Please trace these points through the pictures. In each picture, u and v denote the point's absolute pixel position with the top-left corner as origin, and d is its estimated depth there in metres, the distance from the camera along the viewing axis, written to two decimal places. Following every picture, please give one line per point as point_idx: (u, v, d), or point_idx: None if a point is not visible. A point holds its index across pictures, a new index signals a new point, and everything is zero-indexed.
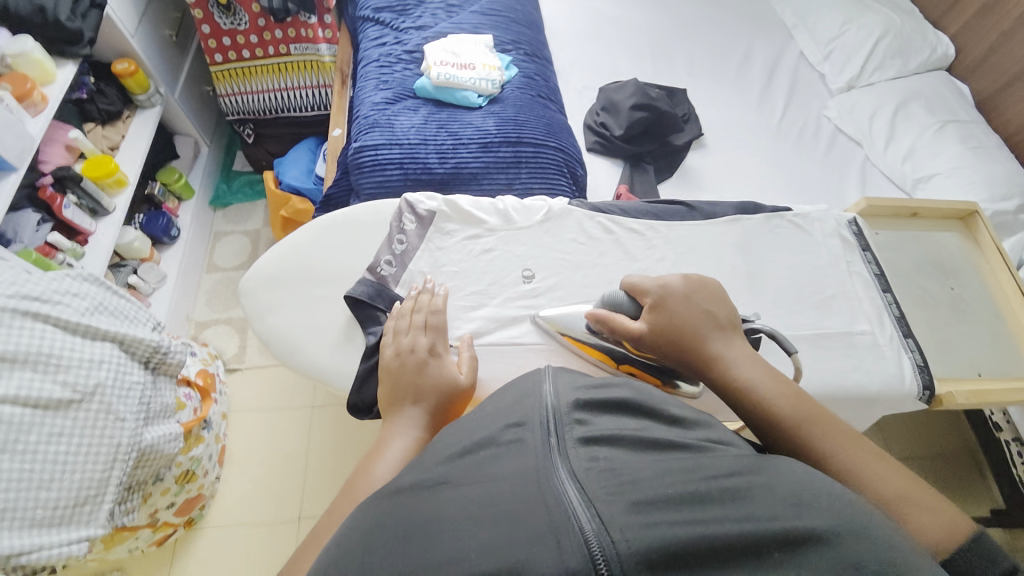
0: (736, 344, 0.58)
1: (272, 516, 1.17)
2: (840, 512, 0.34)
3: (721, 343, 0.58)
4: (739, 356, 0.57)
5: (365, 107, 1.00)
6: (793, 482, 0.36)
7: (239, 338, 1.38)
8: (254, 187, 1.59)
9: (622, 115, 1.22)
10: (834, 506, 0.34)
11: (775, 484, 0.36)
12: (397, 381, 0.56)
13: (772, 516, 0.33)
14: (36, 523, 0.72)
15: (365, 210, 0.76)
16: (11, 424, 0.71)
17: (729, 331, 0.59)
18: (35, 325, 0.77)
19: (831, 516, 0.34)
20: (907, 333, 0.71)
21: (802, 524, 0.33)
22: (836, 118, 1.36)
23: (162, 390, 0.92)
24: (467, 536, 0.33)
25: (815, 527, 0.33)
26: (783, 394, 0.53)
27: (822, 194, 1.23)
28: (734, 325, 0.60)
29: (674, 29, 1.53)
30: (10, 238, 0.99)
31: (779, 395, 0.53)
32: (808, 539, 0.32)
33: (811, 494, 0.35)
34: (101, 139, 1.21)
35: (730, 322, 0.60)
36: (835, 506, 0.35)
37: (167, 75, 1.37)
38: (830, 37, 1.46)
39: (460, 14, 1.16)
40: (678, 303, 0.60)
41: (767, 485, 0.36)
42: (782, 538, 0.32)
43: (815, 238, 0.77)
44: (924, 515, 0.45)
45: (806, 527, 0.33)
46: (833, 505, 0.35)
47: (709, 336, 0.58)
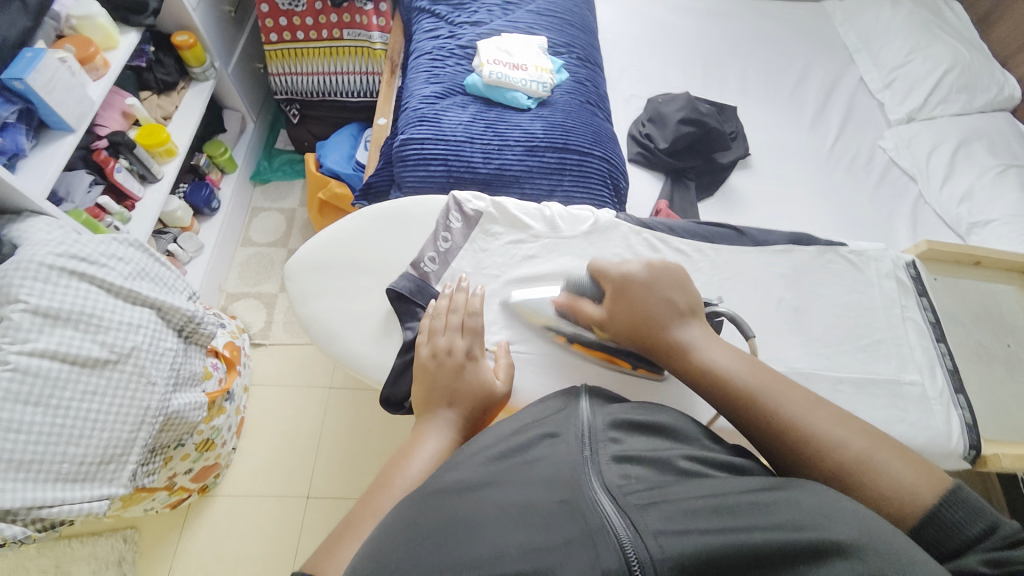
0: (696, 327, 0.59)
1: (282, 490, 1.19)
2: (870, 528, 0.33)
3: (681, 326, 0.59)
4: (699, 338, 0.57)
5: (414, 99, 1.00)
6: (820, 499, 0.36)
7: (267, 314, 1.40)
8: (294, 166, 1.62)
9: (668, 128, 1.19)
10: (861, 521, 0.34)
11: (802, 499, 0.36)
12: (433, 382, 0.56)
13: (800, 527, 0.33)
14: (62, 477, 0.74)
15: (413, 205, 0.76)
16: (47, 377, 0.73)
17: (691, 315, 0.60)
18: (80, 284, 0.79)
19: (857, 528, 0.33)
20: (957, 388, 0.68)
21: (828, 534, 0.33)
22: (892, 150, 1.30)
23: (192, 358, 0.94)
24: (504, 534, 0.34)
25: (841, 538, 0.32)
26: (746, 371, 0.53)
27: (869, 228, 1.18)
28: (695, 309, 0.61)
29: (727, 43, 1.49)
30: (62, 197, 1.01)
31: (741, 373, 0.53)
32: (836, 551, 0.32)
33: (836, 510, 0.34)
34: (156, 108, 1.24)
35: (691, 305, 0.60)
36: (865, 522, 0.34)
37: (223, 50, 1.40)
38: (894, 65, 1.40)
39: (516, 12, 1.15)
40: (637, 288, 0.61)
41: (794, 499, 0.36)
42: (805, 547, 0.32)
43: (868, 277, 0.74)
44: (900, 471, 0.45)
45: (835, 539, 0.32)
46: (861, 521, 0.34)
47: (668, 320, 0.59)
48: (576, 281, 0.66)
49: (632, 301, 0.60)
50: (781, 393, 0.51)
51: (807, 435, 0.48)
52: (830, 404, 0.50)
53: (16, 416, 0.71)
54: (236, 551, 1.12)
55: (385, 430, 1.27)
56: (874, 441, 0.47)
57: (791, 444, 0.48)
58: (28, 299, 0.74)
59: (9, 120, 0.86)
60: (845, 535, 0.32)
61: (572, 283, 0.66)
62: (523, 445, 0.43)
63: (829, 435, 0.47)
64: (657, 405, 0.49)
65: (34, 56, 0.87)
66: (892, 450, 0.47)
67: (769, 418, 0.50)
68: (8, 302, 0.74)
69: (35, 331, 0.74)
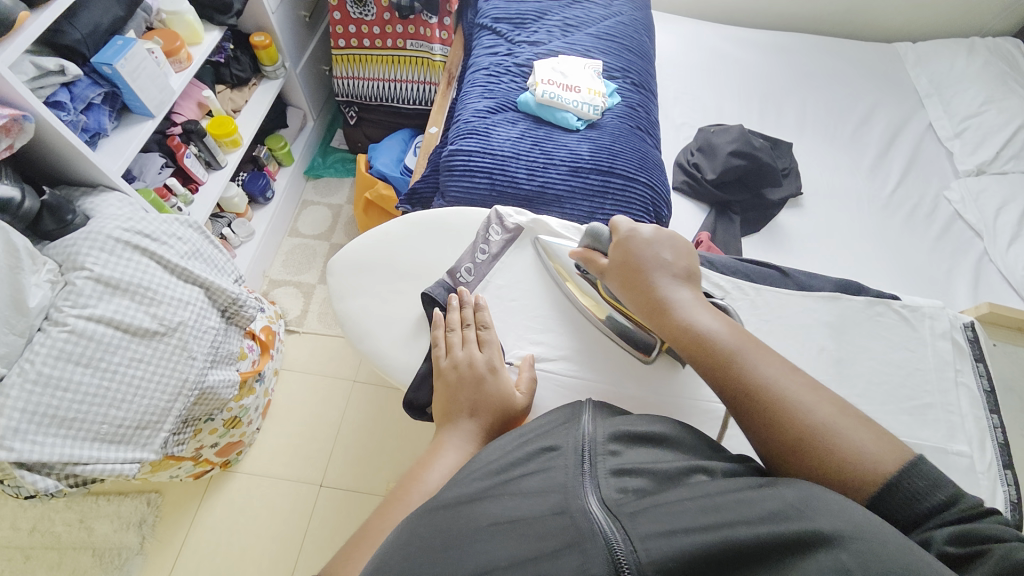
0: (686, 289, 0.60)
1: (298, 475, 1.22)
2: (855, 520, 0.33)
3: (671, 285, 0.60)
4: (687, 300, 0.58)
5: (467, 112, 1.03)
6: (803, 493, 0.35)
7: (304, 303, 1.46)
8: (346, 165, 1.70)
9: (718, 159, 1.17)
10: (847, 514, 0.34)
11: (785, 493, 0.36)
12: (454, 394, 0.57)
13: (782, 519, 0.34)
14: (101, 437, 0.79)
15: (454, 215, 0.78)
16: (100, 342, 0.79)
17: (685, 278, 0.61)
18: (141, 259, 0.85)
19: (841, 520, 0.33)
20: (1010, 466, 0.63)
21: (811, 525, 0.33)
22: (958, 202, 1.23)
23: (231, 338, 1.00)
24: (496, 541, 0.35)
25: (823, 528, 0.32)
26: (723, 330, 0.54)
27: (926, 283, 1.11)
28: (691, 274, 0.62)
29: (788, 79, 1.46)
30: (135, 176, 1.11)
31: (717, 331, 0.54)
32: (817, 541, 0.32)
33: (820, 503, 0.34)
34: (227, 101, 1.33)
35: (688, 269, 0.62)
36: (853, 516, 0.34)
37: (294, 52, 1.48)
38: (967, 114, 1.34)
39: (575, 35, 1.17)
40: (638, 244, 0.63)
41: (777, 494, 0.36)
42: (785, 538, 0.32)
43: (920, 335, 0.70)
44: (861, 439, 0.45)
45: (815, 529, 0.32)
46: (844, 512, 0.34)
47: (662, 277, 0.61)
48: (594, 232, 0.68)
49: (631, 257, 0.63)
50: (754, 352, 0.52)
51: (776, 392, 0.48)
52: (801, 371, 0.50)
53: (65, 374, 0.76)
54: (247, 529, 1.15)
55: (402, 430, 1.29)
56: (836, 409, 0.47)
57: (756, 395, 0.49)
58: (92, 267, 0.81)
59: (95, 101, 0.95)
60: (828, 525, 0.33)
61: (590, 233, 0.68)
62: (525, 455, 0.44)
63: (795, 393, 0.48)
64: (663, 415, 0.49)
65: (123, 44, 0.94)
66: (855, 420, 0.46)
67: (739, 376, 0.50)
68: (75, 268, 0.81)
69: (94, 298, 0.80)
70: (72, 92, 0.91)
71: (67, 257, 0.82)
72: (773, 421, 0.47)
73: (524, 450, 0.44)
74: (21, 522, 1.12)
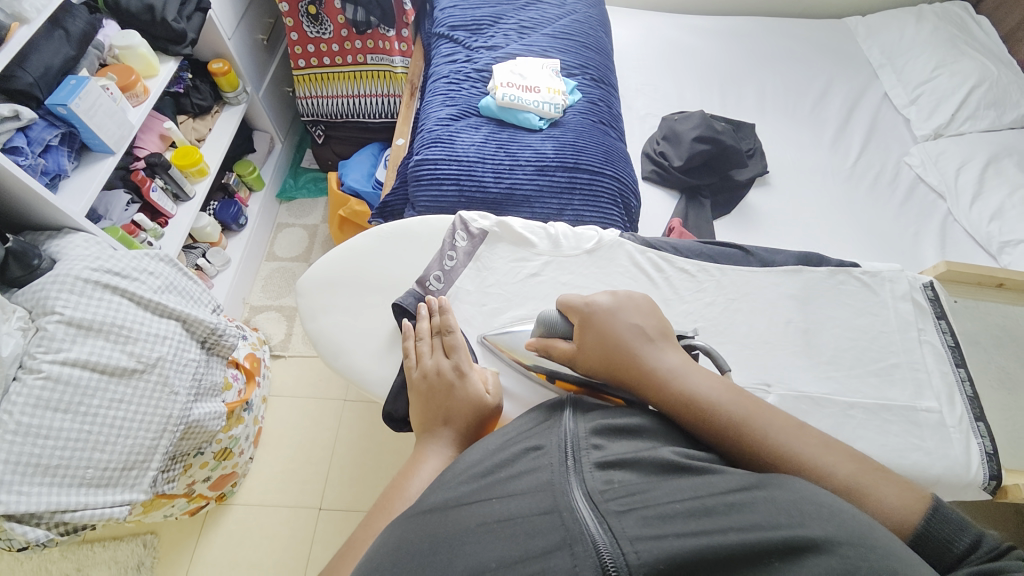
0: (669, 352, 0.53)
1: (296, 500, 1.21)
2: (845, 525, 0.34)
3: (654, 352, 0.53)
4: (677, 364, 0.51)
5: (430, 121, 1.03)
6: (795, 496, 0.36)
7: (287, 327, 1.45)
8: (318, 184, 1.69)
9: (683, 146, 1.19)
10: (838, 520, 0.34)
11: (777, 495, 0.36)
12: (429, 401, 0.57)
13: (774, 525, 0.33)
14: (87, 482, 0.78)
15: (421, 224, 0.78)
16: (78, 386, 0.77)
17: (661, 340, 0.54)
18: (112, 297, 0.84)
19: (832, 525, 0.33)
20: (979, 417, 0.65)
21: (803, 531, 0.33)
22: (918, 167, 1.26)
23: (213, 369, 0.99)
24: (486, 546, 0.34)
25: (817, 535, 0.32)
26: (726, 398, 0.48)
27: (893, 250, 1.14)
28: (665, 334, 0.56)
29: (746, 61, 1.49)
30: (100, 215, 1.08)
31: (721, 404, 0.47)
32: (809, 547, 0.32)
33: (814, 508, 0.35)
34: (191, 131, 1.31)
35: (661, 330, 0.56)
36: (842, 519, 0.34)
37: (254, 76, 1.47)
38: (920, 81, 1.38)
39: (531, 36, 1.18)
40: (602, 320, 0.56)
41: (770, 497, 0.36)
42: (778, 544, 0.32)
43: (882, 298, 0.72)
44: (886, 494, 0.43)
45: (807, 535, 0.32)
46: (835, 517, 0.34)
47: (638, 346, 0.53)
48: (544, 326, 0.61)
49: (601, 327, 0.56)
50: (763, 416, 0.47)
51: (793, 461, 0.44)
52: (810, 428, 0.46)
53: (46, 422, 0.74)
54: (250, 559, 1.14)
55: (396, 444, 1.28)
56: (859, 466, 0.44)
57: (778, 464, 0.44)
58: (63, 310, 0.79)
59: (53, 142, 0.93)
60: (820, 532, 0.33)
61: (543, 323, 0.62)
62: (509, 458, 0.43)
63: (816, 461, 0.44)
64: (642, 410, 0.49)
65: (77, 84, 0.93)
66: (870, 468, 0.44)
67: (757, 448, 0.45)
68: (45, 312, 0.79)
69: (68, 341, 0.78)
70: (28, 136, 0.89)
71: (37, 302, 0.80)
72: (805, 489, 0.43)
73: (510, 451, 0.44)
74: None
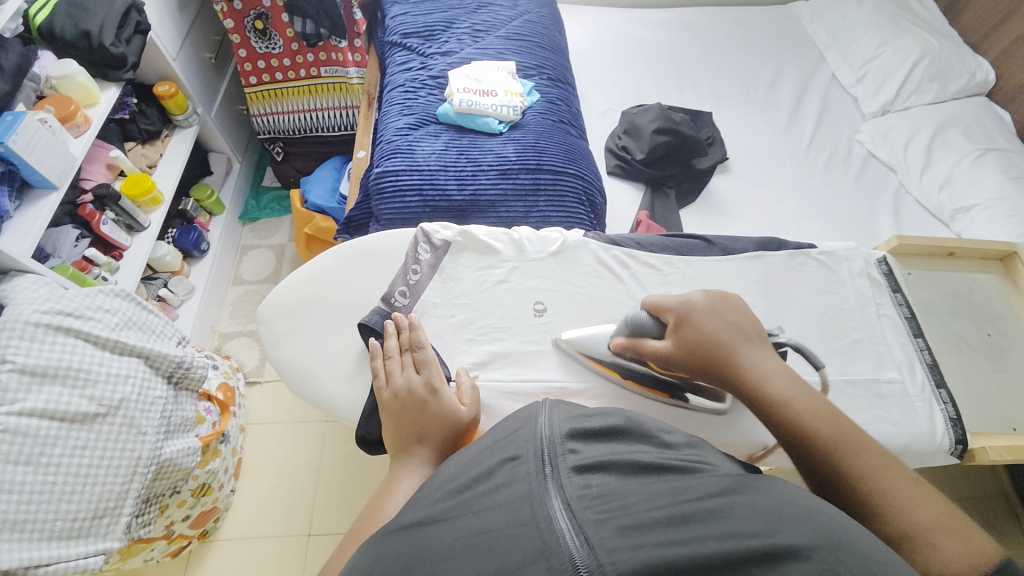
0: (765, 354, 0.57)
1: (284, 528, 1.18)
2: (823, 528, 0.35)
3: (751, 353, 0.57)
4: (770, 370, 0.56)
5: (388, 132, 1.02)
6: (773, 501, 0.37)
7: (260, 352, 1.41)
8: (281, 203, 1.65)
9: (644, 139, 1.20)
10: (815, 524, 0.35)
11: (756, 500, 0.37)
12: (401, 419, 0.57)
13: (753, 533, 0.34)
14: (56, 535, 0.74)
15: (383, 238, 0.77)
16: (37, 437, 0.74)
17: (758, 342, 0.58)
18: (66, 340, 0.80)
19: (810, 531, 0.34)
20: (940, 384, 0.67)
21: (782, 539, 0.33)
22: (869, 143, 1.31)
23: (183, 404, 0.95)
24: (463, 561, 0.34)
25: (794, 542, 0.33)
26: (813, 412, 0.52)
27: (852, 226, 1.18)
28: (756, 337, 0.59)
29: (700, 49, 1.52)
30: (49, 253, 1.03)
31: (816, 416, 0.51)
32: (787, 555, 0.32)
33: (791, 514, 0.36)
34: (141, 158, 1.26)
35: (756, 330, 0.59)
36: (820, 524, 0.35)
37: (205, 96, 1.43)
38: (864, 60, 1.43)
39: (485, 39, 1.18)
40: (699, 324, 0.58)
41: (748, 502, 0.37)
42: (756, 552, 0.33)
43: (841, 276, 0.74)
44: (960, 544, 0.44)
45: (785, 543, 0.33)
46: (812, 521, 0.35)
47: (737, 344, 0.57)
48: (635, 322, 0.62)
49: (697, 327, 0.58)
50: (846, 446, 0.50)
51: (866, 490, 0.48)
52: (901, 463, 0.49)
53: (9, 476, 0.72)
54: None
55: (384, 462, 1.26)
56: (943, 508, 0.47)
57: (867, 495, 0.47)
58: (14, 358, 0.75)
59: None
60: (797, 539, 0.33)
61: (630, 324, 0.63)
62: (487, 469, 0.43)
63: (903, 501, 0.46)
64: (616, 409, 0.49)
65: (14, 119, 0.89)
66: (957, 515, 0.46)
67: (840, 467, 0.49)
68: None
69: (22, 391, 0.75)
70: None
71: None
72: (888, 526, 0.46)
73: (486, 464, 0.43)
74: None
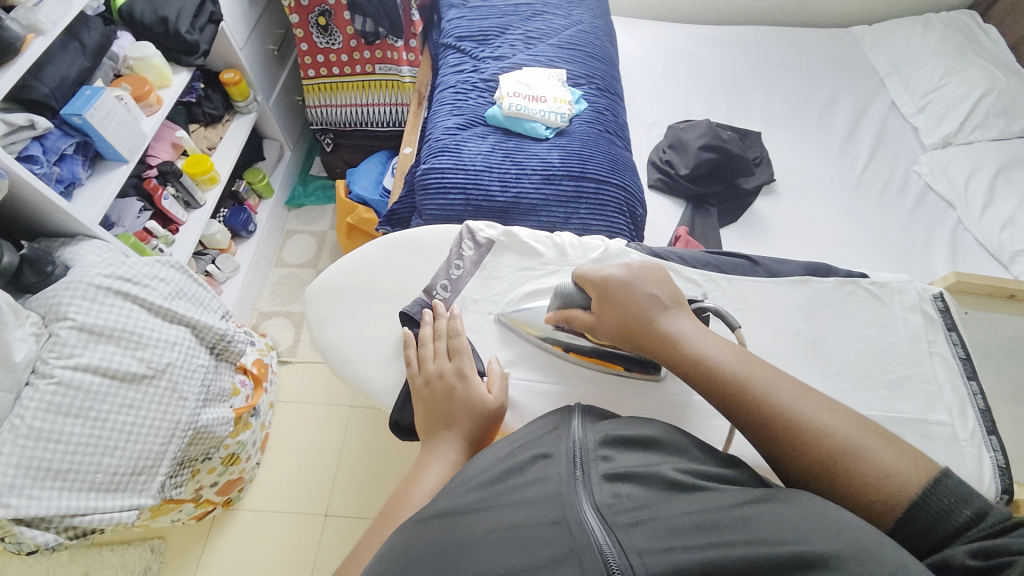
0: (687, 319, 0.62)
1: (304, 506, 1.21)
2: (855, 539, 0.34)
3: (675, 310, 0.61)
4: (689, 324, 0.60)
5: (437, 131, 1.04)
6: (803, 511, 0.36)
7: (294, 333, 1.46)
8: (326, 191, 1.71)
9: (689, 154, 1.19)
10: (846, 534, 0.34)
11: (785, 510, 0.36)
12: (432, 407, 0.58)
13: (782, 539, 0.34)
14: (96, 486, 0.78)
15: (429, 232, 0.79)
16: (88, 391, 0.78)
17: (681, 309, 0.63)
18: (124, 303, 0.85)
19: (841, 541, 0.33)
20: (992, 431, 0.64)
21: (812, 548, 0.33)
22: (927, 175, 1.25)
23: (222, 374, 1.00)
24: (494, 551, 0.35)
25: (825, 550, 0.33)
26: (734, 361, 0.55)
27: (904, 261, 1.13)
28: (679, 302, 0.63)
29: (751, 69, 1.49)
30: (114, 222, 1.10)
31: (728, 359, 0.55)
32: (818, 563, 0.32)
33: (820, 522, 0.35)
34: (202, 139, 1.33)
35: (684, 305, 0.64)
36: (852, 534, 0.34)
37: (265, 85, 1.50)
38: (927, 89, 1.38)
39: (537, 46, 1.19)
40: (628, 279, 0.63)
41: (776, 510, 0.36)
42: (785, 559, 0.33)
43: (892, 310, 0.72)
44: (880, 458, 0.46)
45: (813, 551, 0.33)
46: (843, 530, 0.34)
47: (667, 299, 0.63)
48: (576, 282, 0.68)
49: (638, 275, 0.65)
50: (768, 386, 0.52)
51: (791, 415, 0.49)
52: (815, 393, 0.51)
53: (55, 426, 0.75)
54: (256, 566, 1.14)
55: (403, 452, 1.28)
56: (857, 426, 0.48)
57: (775, 428, 0.49)
58: (76, 316, 0.80)
59: (68, 151, 0.96)
60: (827, 547, 0.33)
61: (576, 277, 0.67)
62: (518, 465, 0.44)
63: (819, 421, 0.48)
64: (647, 419, 0.49)
65: (92, 93, 0.95)
66: (873, 433, 0.48)
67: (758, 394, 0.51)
68: (58, 318, 0.81)
69: (80, 346, 0.80)
70: (43, 145, 0.91)
71: (50, 308, 0.81)
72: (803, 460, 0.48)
73: (517, 459, 0.44)
74: None
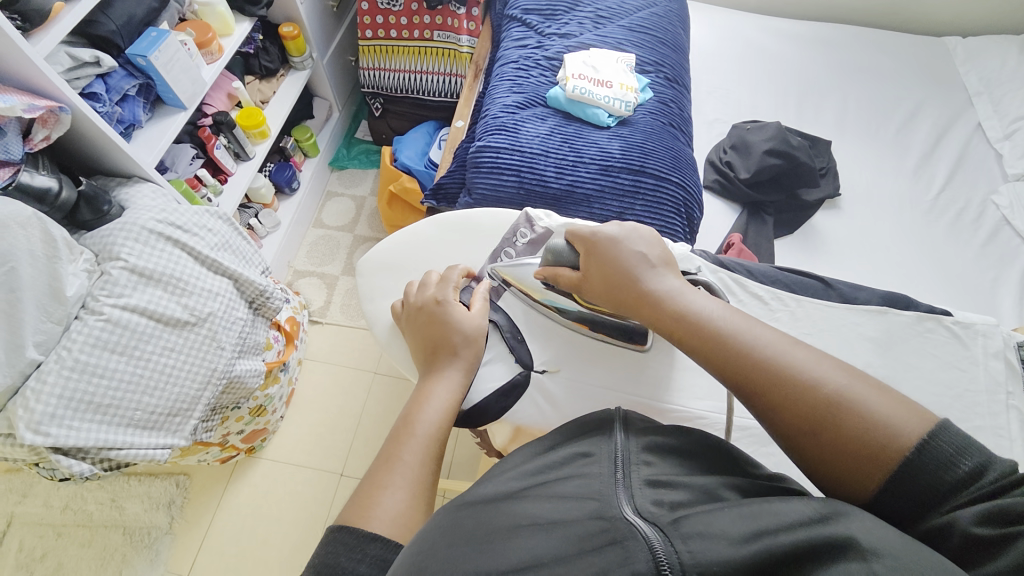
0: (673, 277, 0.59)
1: (319, 463, 1.25)
2: (887, 533, 0.31)
3: (658, 272, 0.59)
4: (676, 287, 0.57)
5: (495, 107, 1.01)
6: (835, 505, 0.34)
7: (327, 294, 1.47)
8: (370, 156, 1.70)
9: (752, 157, 1.13)
10: (880, 527, 0.32)
11: (816, 502, 0.35)
12: (419, 333, 0.63)
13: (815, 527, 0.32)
14: (135, 423, 0.81)
15: (485, 215, 0.78)
16: (134, 330, 0.80)
17: (666, 267, 0.60)
18: (171, 249, 0.86)
19: (879, 534, 0.31)
20: None
21: (844, 533, 0.31)
22: (1006, 208, 1.16)
23: (257, 329, 1.01)
24: (535, 538, 0.35)
25: (856, 538, 0.31)
26: (719, 321, 0.52)
27: (969, 297, 1.05)
28: (664, 260, 0.61)
29: (825, 72, 1.39)
30: (167, 167, 1.12)
31: (712, 318, 0.52)
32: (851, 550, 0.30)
33: (852, 513, 0.33)
34: (256, 92, 1.33)
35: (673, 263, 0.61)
36: (886, 529, 0.32)
37: (322, 42, 1.48)
38: (1020, 113, 1.27)
39: (607, 26, 1.13)
40: (612, 239, 0.62)
41: (808, 502, 0.34)
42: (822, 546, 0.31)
43: (972, 354, 0.67)
44: (877, 405, 0.42)
45: (845, 536, 0.31)
46: (879, 526, 0.32)
47: (648, 262, 0.60)
48: (555, 250, 0.67)
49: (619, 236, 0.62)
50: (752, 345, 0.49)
51: (779, 373, 0.46)
52: (802, 346, 0.48)
53: (102, 362, 0.77)
54: (271, 515, 1.18)
55: None
56: (849, 374, 0.45)
57: (762, 389, 0.46)
58: (127, 258, 0.81)
59: (130, 92, 0.96)
60: (858, 534, 0.31)
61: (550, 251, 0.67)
62: (560, 460, 0.44)
63: (809, 370, 0.45)
64: (680, 426, 0.48)
65: (158, 36, 0.95)
66: (864, 381, 0.45)
67: (737, 355, 0.48)
68: (111, 258, 0.82)
69: (129, 288, 0.81)
70: (107, 83, 0.92)
71: (103, 247, 0.83)
72: (794, 416, 0.44)
73: (558, 455, 0.45)
74: (53, 500, 1.17)
